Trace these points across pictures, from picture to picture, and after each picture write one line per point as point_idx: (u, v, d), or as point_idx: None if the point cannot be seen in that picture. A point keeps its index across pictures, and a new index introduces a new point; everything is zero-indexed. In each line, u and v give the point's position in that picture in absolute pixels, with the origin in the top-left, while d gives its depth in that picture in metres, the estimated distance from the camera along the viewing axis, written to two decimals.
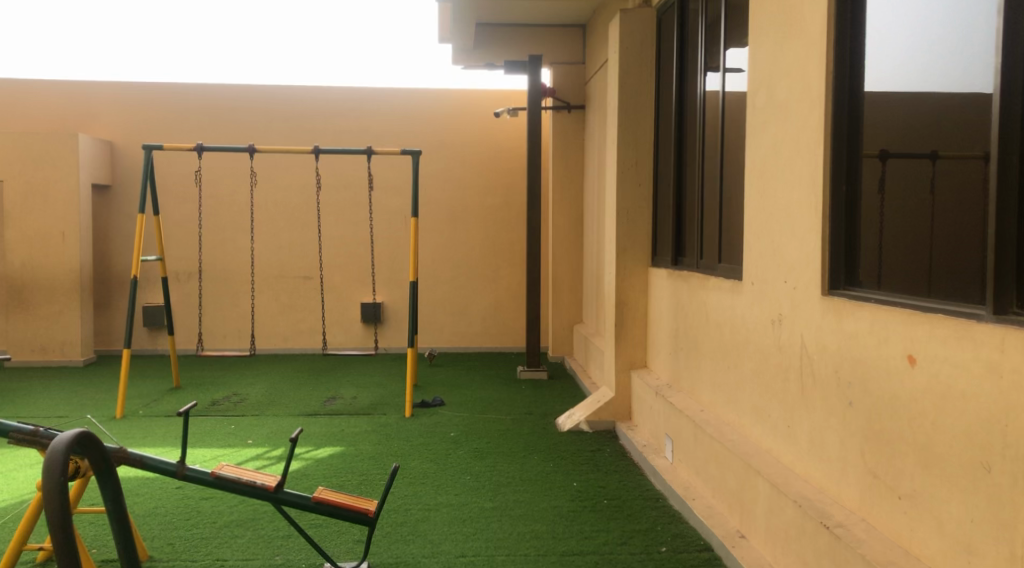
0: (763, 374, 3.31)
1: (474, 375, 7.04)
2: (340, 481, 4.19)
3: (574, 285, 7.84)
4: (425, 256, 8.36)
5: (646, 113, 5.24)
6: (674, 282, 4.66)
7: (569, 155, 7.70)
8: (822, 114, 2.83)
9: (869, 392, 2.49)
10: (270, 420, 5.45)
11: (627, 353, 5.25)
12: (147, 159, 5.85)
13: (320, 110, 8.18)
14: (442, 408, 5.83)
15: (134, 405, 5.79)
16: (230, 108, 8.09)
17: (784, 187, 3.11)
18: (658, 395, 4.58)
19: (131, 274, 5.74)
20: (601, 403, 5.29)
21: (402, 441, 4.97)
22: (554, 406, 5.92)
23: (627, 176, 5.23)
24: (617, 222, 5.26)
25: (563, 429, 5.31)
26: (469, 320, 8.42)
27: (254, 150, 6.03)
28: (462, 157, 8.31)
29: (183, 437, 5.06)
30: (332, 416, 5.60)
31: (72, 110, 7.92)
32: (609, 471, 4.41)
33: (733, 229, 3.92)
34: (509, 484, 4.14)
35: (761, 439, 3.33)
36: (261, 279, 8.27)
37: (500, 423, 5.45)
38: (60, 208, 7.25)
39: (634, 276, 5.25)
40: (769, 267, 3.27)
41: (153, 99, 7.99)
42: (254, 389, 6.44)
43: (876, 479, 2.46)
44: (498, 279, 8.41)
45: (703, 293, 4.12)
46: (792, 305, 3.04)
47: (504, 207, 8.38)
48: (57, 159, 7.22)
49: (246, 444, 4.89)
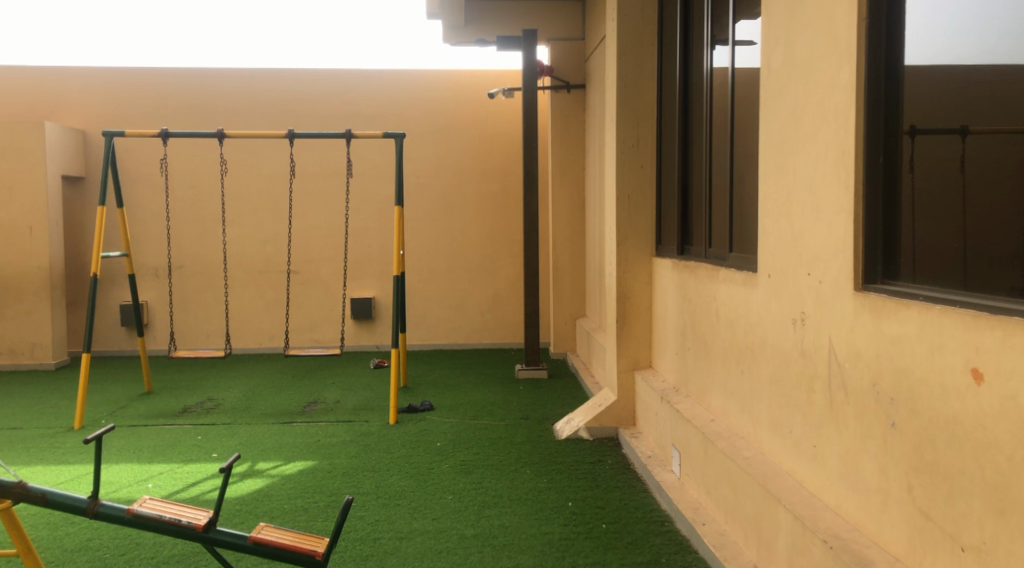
0: (782, 382, 2.82)
1: (468, 375, 6.57)
2: (306, 502, 3.74)
3: (576, 277, 7.35)
4: (419, 247, 7.89)
5: (647, 89, 4.75)
6: (680, 273, 4.18)
7: (569, 137, 7.20)
8: (854, 72, 2.33)
9: (919, 412, 2.01)
10: (242, 429, 5.00)
11: (630, 353, 4.77)
12: (108, 146, 5.38)
13: (305, 94, 7.72)
14: (430, 413, 5.36)
15: (97, 414, 5.34)
16: (209, 92, 7.64)
17: (807, 162, 2.62)
18: (664, 401, 4.10)
19: (92, 272, 5.23)
20: (602, 408, 4.82)
21: (382, 453, 4.51)
22: (553, 409, 5.45)
23: (627, 157, 4.75)
24: (617, 208, 4.77)
25: (561, 437, 4.84)
26: (465, 315, 7.95)
27: (224, 136, 5.55)
28: (456, 142, 7.84)
29: (142, 448, 4.60)
30: (310, 423, 5.14)
31: (42, 98, 7.49)
32: (610, 487, 3.94)
33: (746, 213, 3.42)
34: (495, 505, 3.68)
35: (782, 458, 2.84)
36: (245, 274, 7.82)
37: (492, 430, 4.98)
38: (27, 201, 6.82)
39: (636, 267, 4.77)
40: (789, 256, 2.77)
41: (127, 84, 7.55)
42: (231, 393, 5.98)
43: (929, 522, 1.98)
44: (496, 271, 7.94)
45: (712, 286, 3.63)
46: (817, 302, 2.56)
47: (501, 194, 7.89)
48: (22, 149, 6.78)
49: (210, 457, 4.43)
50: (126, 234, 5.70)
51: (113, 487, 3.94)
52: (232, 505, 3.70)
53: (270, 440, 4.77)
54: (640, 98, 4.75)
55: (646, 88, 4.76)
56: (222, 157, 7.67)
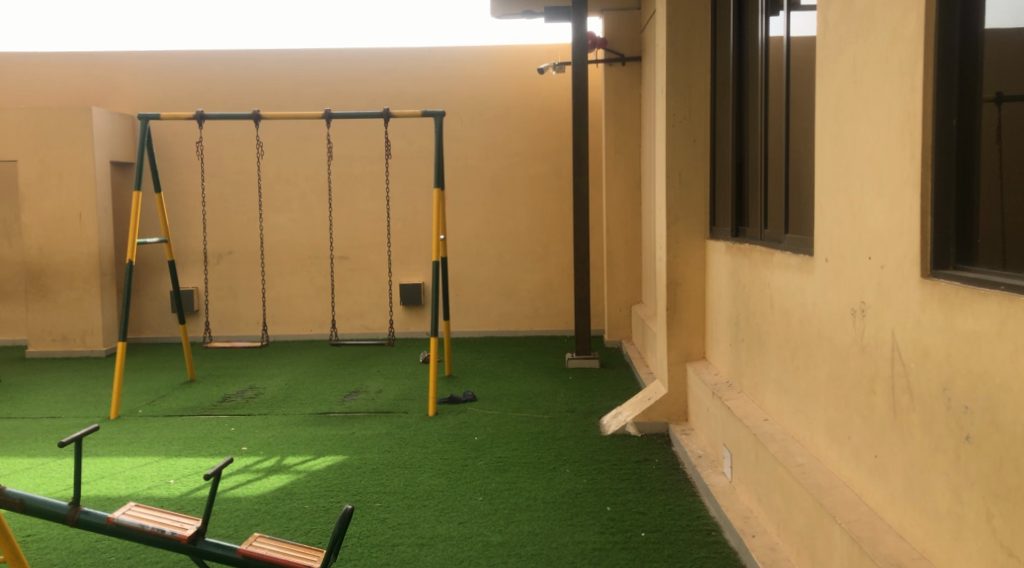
0: (840, 382, 2.47)
1: (516, 365, 6.31)
2: (329, 501, 3.54)
3: (631, 261, 7.00)
4: (469, 231, 7.65)
5: (699, 57, 4.37)
6: (733, 257, 3.82)
7: (623, 114, 6.85)
8: (922, 19, 1.95)
9: (1000, 426, 1.66)
10: (276, 421, 4.83)
11: (681, 343, 4.43)
12: (144, 130, 5.28)
13: (351, 74, 7.53)
14: (472, 405, 5.12)
15: (135, 403, 5.25)
16: (255, 75, 7.53)
17: (868, 128, 2.25)
18: (715, 397, 3.76)
19: (128, 259, 5.15)
20: (651, 402, 4.50)
21: (416, 447, 4.29)
22: (601, 402, 5.14)
23: (677, 132, 4.38)
24: (666, 187, 4.42)
25: (607, 432, 4.54)
26: (517, 301, 7.69)
27: (259, 117, 5.38)
28: (506, 121, 7.56)
29: (173, 440, 4.47)
30: (347, 415, 4.95)
31: (93, 84, 7.51)
32: (654, 490, 3.62)
33: (802, 190, 3.04)
34: (526, 509, 3.42)
35: (839, 468, 2.49)
36: (294, 260, 7.71)
37: (535, 424, 4.71)
38: (76, 187, 6.81)
39: (687, 251, 4.42)
40: (848, 238, 2.41)
41: (174, 68, 7.49)
42: (273, 382, 5.85)
43: (1011, 558, 1.63)
44: (548, 255, 7.65)
45: (767, 272, 3.27)
46: (879, 292, 2.20)
47: (553, 175, 7.59)
48: (70, 135, 6.78)
49: (239, 451, 4.26)
50: (165, 220, 5.61)
51: (136, 481, 3.80)
52: (252, 504, 3.51)
53: (304, 432, 4.60)
54: (691, 67, 4.38)
55: (698, 57, 4.38)
56: (259, 140, 7.55)
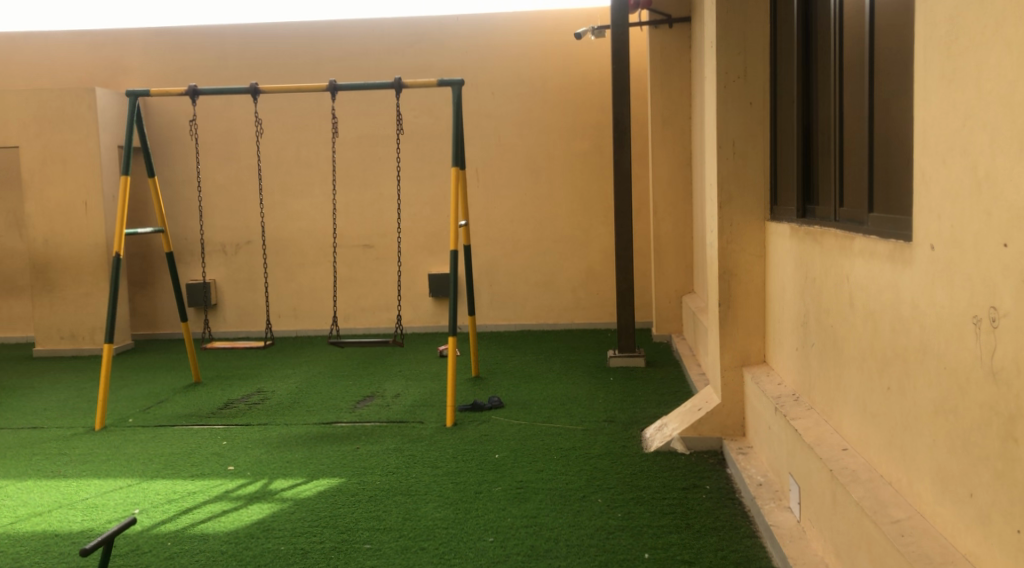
0: (955, 418, 1.79)
1: (552, 363, 5.68)
2: (310, 541, 2.95)
3: (681, 246, 6.29)
4: (503, 216, 7.02)
5: (757, 5, 3.66)
6: (800, 242, 3.12)
7: (672, 81, 6.12)
8: None
9: None
10: (275, 434, 4.28)
11: (736, 346, 3.74)
12: (132, 107, 4.77)
13: (373, 46, 6.96)
14: (496, 414, 4.50)
15: (127, 412, 4.76)
16: (272, 50, 7.01)
17: (1004, 59, 1.56)
18: (778, 414, 3.07)
19: (115, 251, 4.63)
20: (701, 413, 3.83)
21: (425, 468, 3.69)
22: (645, 409, 4.48)
23: (729, 93, 3.68)
24: (717, 159, 3.72)
25: (649, 449, 3.88)
26: (556, 292, 7.05)
27: (258, 91, 4.82)
28: (542, 94, 6.90)
29: (154, 456, 3.94)
30: (355, 425, 4.38)
31: (103, 65, 7.09)
32: (705, 530, 2.95)
33: (889, 155, 2.33)
34: (545, 557, 2.79)
35: (955, 534, 1.82)
36: (316, 250, 7.19)
37: (567, 438, 4.06)
38: (81, 175, 6.38)
39: (743, 235, 3.73)
40: (970, 215, 1.71)
41: (186, 44, 7.02)
42: (283, 385, 5.32)
43: None
44: (590, 241, 6.98)
45: (845, 262, 2.57)
46: (1022, 295, 1.51)
47: (596, 153, 6.90)
48: (73, 118, 6.34)
49: (223, 472, 3.71)
50: (161, 208, 5.11)
51: (96, 512, 3.27)
52: (220, 544, 2.95)
53: (302, 448, 4.03)
54: (748, 17, 3.67)
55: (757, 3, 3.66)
56: (256, 115, 7.03)
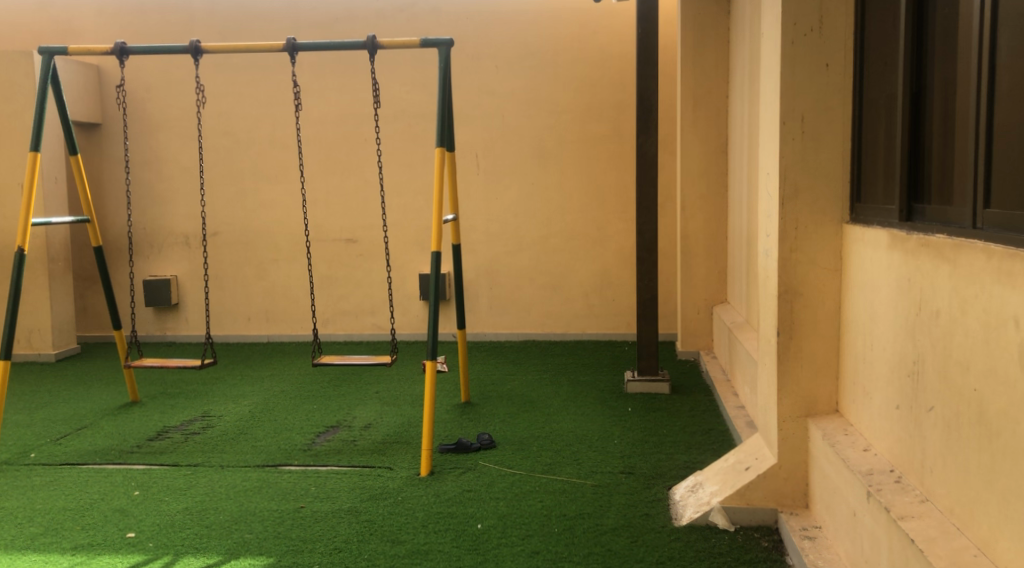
0: None
1: (559, 387, 4.76)
2: None
3: (714, 248, 5.34)
4: (506, 208, 6.10)
5: None
6: (911, 258, 2.17)
7: (706, 53, 5.18)
8: None
9: None
10: (203, 482, 3.37)
11: (799, 390, 2.81)
12: (46, 66, 3.87)
13: (360, 11, 6.05)
14: (485, 458, 3.59)
15: (31, 444, 3.86)
16: (243, 14, 6.11)
17: None
18: (874, 505, 2.14)
19: (18, 245, 3.71)
20: (749, 475, 2.90)
21: (383, 545, 2.77)
22: (672, 457, 3.55)
23: (799, 51, 2.74)
24: (778, 140, 2.78)
25: (681, 523, 2.96)
26: (565, 297, 6.13)
27: (200, 51, 3.89)
28: (554, 68, 5.96)
29: (37, 515, 3.03)
30: (306, 471, 3.48)
31: (52, 29, 6.23)
32: None
33: None
34: None
35: None
36: (291, 244, 6.29)
37: (572, 500, 3.14)
38: (17, 153, 5.51)
39: (814, 244, 2.78)
40: None
41: (147, 5, 6.14)
42: (235, 409, 4.43)
43: None
44: (606, 240, 6.05)
45: (1014, 297, 1.63)
46: None
47: (615, 137, 5.96)
48: (8, 86, 5.47)
49: (118, 544, 2.80)
50: (86, 193, 4.18)
51: None
52: None
53: (231, 505, 3.13)
54: None
55: None
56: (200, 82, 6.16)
